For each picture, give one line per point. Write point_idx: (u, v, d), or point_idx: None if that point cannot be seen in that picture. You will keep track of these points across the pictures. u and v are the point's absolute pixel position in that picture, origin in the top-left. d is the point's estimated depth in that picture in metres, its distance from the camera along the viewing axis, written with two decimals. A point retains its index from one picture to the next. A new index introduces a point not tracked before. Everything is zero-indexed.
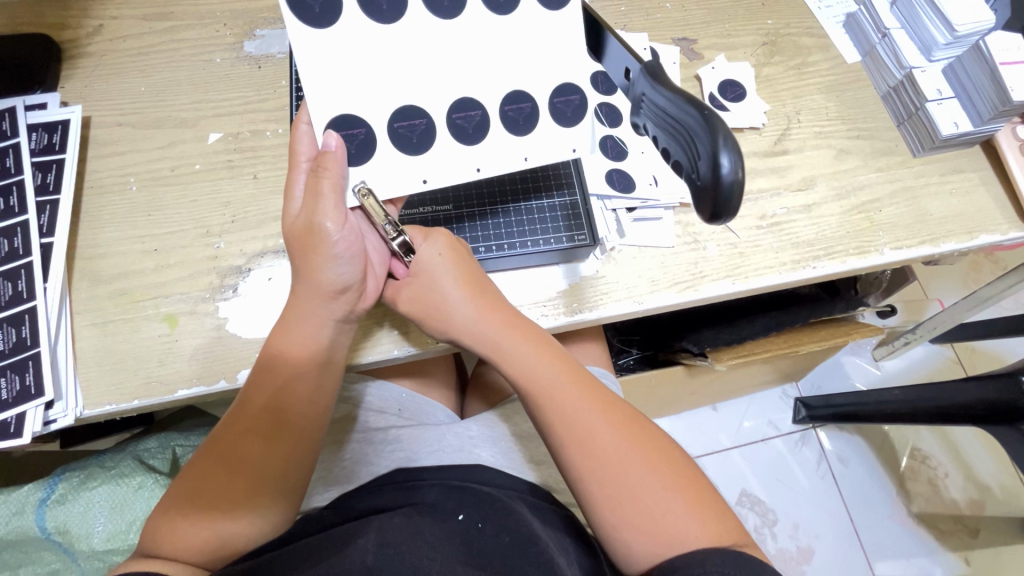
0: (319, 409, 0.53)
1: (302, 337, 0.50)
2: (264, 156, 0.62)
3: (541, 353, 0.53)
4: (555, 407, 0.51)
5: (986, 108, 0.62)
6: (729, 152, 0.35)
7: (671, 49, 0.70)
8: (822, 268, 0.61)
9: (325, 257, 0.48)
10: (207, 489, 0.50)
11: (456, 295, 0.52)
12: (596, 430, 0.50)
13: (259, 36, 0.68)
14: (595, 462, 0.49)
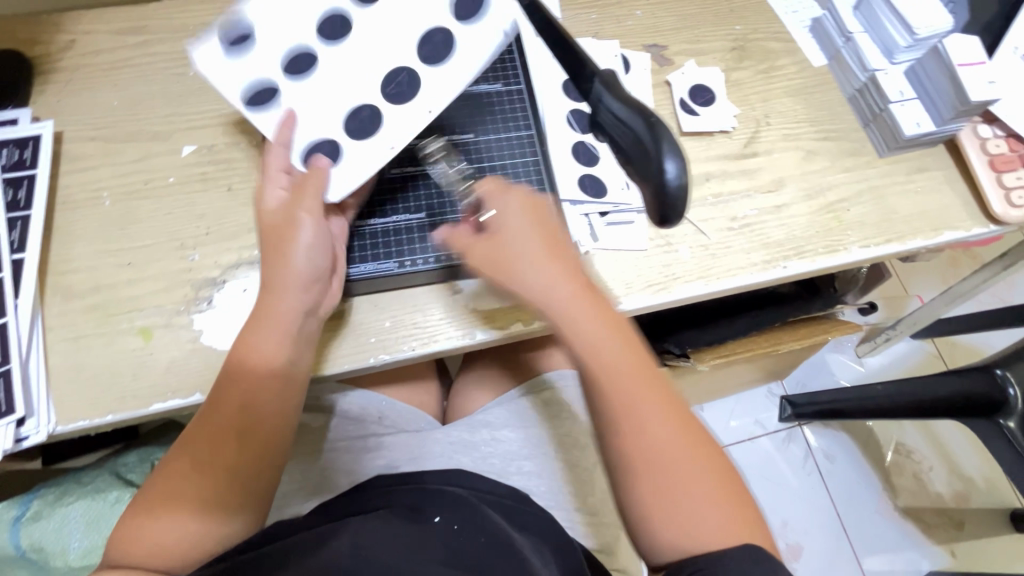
0: (286, 413, 0.53)
1: (269, 339, 0.51)
2: (238, 168, 0.62)
3: (598, 322, 0.50)
4: (606, 382, 0.49)
5: (946, 108, 0.64)
6: (675, 158, 0.40)
7: (641, 55, 0.71)
8: (793, 267, 0.62)
9: (300, 251, 0.51)
10: (175, 492, 0.49)
11: (534, 272, 0.49)
12: (646, 412, 0.49)
13: None
14: (637, 447, 0.48)
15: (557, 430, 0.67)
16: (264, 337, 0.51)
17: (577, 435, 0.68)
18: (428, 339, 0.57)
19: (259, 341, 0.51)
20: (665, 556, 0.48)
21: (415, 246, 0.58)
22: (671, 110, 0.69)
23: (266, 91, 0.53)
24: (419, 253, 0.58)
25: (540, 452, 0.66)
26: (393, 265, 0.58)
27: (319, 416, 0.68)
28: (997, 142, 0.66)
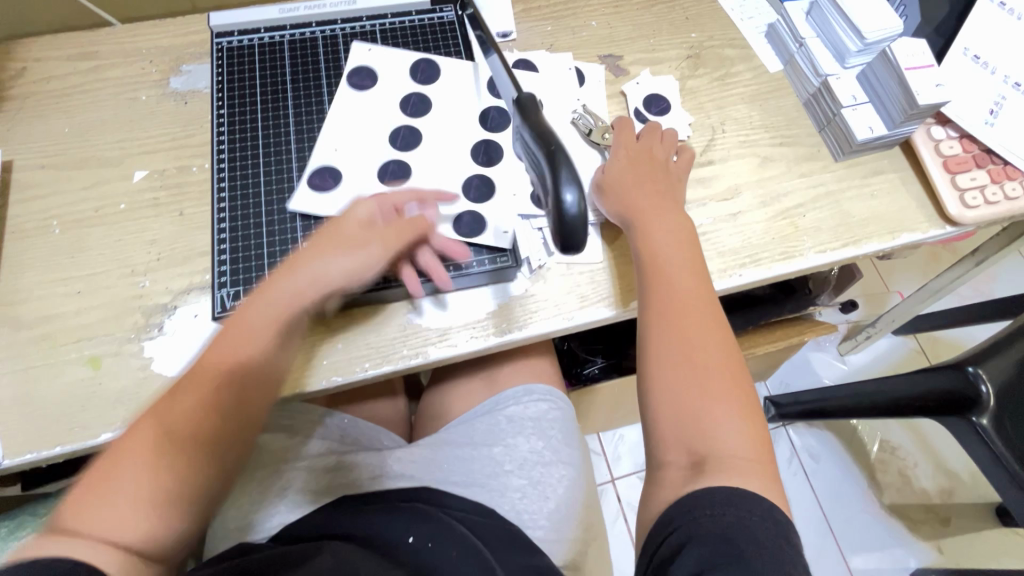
0: (253, 428, 0.52)
1: (263, 340, 0.51)
2: (190, 192, 0.62)
3: (672, 238, 0.57)
4: (664, 284, 0.55)
5: (896, 112, 0.64)
6: (571, 186, 0.41)
7: (596, 67, 0.71)
8: (748, 275, 0.62)
9: (364, 265, 0.53)
10: (120, 492, 0.44)
11: (649, 202, 0.58)
12: (697, 320, 0.53)
13: (185, 71, 0.68)
14: (678, 342, 0.52)
15: (521, 445, 0.66)
16: (258, 338, 0.51)
17: (543, 449, 0.66)
18: (379, 358, 0.56)
19: (255, 339, 0.51)
20: (674, 455, 0.50)
21: None
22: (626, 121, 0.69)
23: None
24: None
25: (503, 470, 0.64)
26: None
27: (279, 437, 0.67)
28: (950, 144, 0.67)
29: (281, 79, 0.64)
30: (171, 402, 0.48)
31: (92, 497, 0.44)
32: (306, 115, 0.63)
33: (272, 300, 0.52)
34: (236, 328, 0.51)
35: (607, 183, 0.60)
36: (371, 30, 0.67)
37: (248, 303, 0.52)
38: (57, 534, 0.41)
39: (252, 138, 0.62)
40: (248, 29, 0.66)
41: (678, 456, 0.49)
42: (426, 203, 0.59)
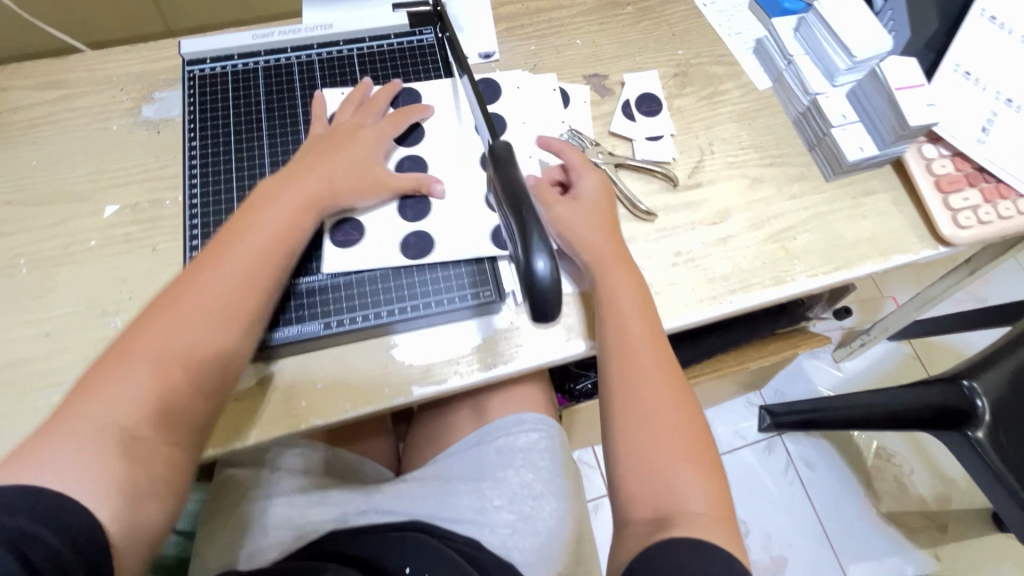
0: (249, 335, 0.50)
1: (258, 239, 0.51)
2: (163, 227, 0.60)
3: (632, 292, 0.56)
4: (620, 338, 0.54)
5: (887, 132, 0.63)
6: (545, 254, 0.37)
7: (581, 87, 0.69)
8: (739, 301, 0.61)
9: (355, 146, 0.57)
10: (108, 405, 0.43)
11: (604, 239, 0.57)
12: (653, 380, 0.54)
13: (158, 99, 0.66)
14: (631, 401, 0.53)
15: (511, 478, 0.65)
16: (250, 238, 0.51)
17: (534, 481, 0.65)
18: (361, 398, 0.54)
19: (249, 239, 0.51)
20: (638, 512, 0.50)
21: (342, 305, 0.56)
22: (612, 143, 0.67)
23: (413, 239, 0.58)
24: (346, 311, 0.55)
25: (492, 504, 0.63)
26: (318, 326, 0.55)
27: (261, 473, 0.64)
28: (942, 163, 0.65)
29: (255, 108, 0.62)
30: (173, 291, 0.48)
31: (76, 402, 0.43)
32: (281, 145, 0.61)
33: (262, 217, 0.52)
34: (224, 241, 0.51)
35: (578, 198, 0.59)
36: (348, 56, 0.65)
37: (237, 218, 0.52)
38: (41, 445, 0.41)
39: (224, 171, 0.59)
40: (221, 56, 0.64)
41: (641, 512, 0.50)
42: (408, 237, 0.58)
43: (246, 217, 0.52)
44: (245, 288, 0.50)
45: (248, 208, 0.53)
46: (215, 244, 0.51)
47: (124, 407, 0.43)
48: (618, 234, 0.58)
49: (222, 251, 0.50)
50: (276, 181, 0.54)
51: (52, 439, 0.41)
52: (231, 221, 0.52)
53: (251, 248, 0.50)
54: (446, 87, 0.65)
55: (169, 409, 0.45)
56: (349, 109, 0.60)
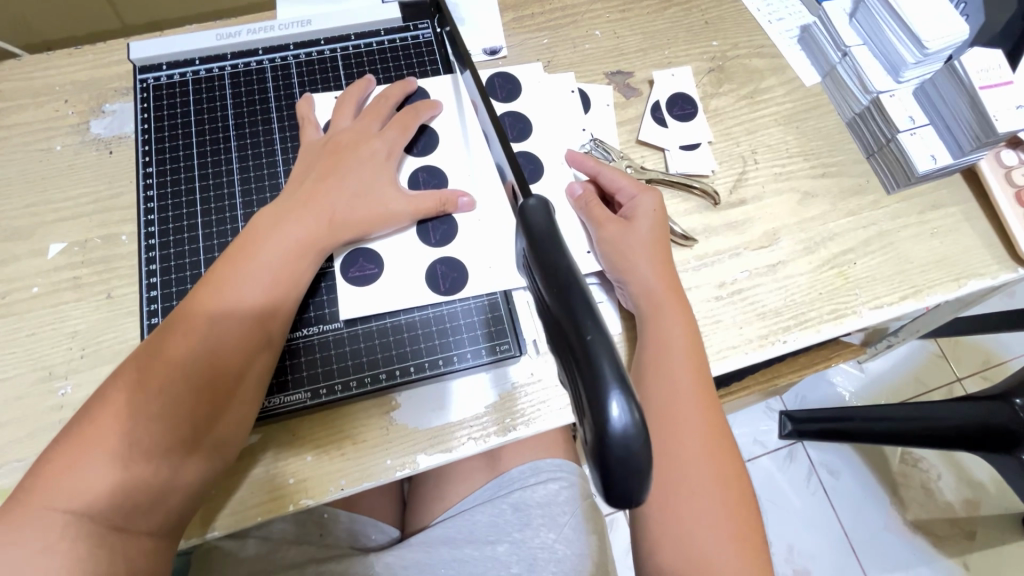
0: (244, 399, 0.42)
1: (253, 284, 0.43)
2: (119, 268, 0.50)
3: (682, 328, 0.47)
4: (663, 379, 0.45)
5: (966, 138, 0.54)
6: (622, 392, 0.24)
7: (603, 88, 0.60)
8: (794, 341, 0.53)
9: (356, 160, 0.48)
10: (76, 481, 0.37)
11: (654, 266, 0.48)
12: (697, 432, 0.44)
13: (109, 112, 0.56)
14: (670, 454, 0.43)
15: (530, 540, 0.57)
16: (244, 282, 0.43)
17: (555, 543, 0.57)
18: (357, 474, 0.46)
19: (244, 285, 0.42)
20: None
21: (333, 368, 0.47)
22: (641, 154, 0.58)
23: (439, 269, 0.49)
24: (337, 376, 0.47)
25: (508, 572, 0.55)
26: (304, 395, 0.46)
27: (245, 545, 0.57)
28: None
29: (222, 124, 0.52)
30: (157, 343, 0.41)
31: (52, 469, 0.37)
32: (254, 169, 0.51)
33: (258, 254, 0.44)
34: (215, 284, 0.42)
35: (630, 219, 0.49)
36: (331, 57, 0.55)
37: (231, 253, 0.44)
38: (9, 522, 0.36)
39: (186, 201, 0.50)
40: (180, 61, 0.54)
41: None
42: (406, 280, 0.48)
43: (241, 253, 0.44)
44: (241, 345, 0.42)
45: (245, 239, 0.45)
46: (206, 286, 0.43)
47: (95, 491, 0.37)
48: (666, 258, 0.49)
49: (214, 297, 0.42)
50: (275, 209, 0.46)
51: (17, 527, 0.35)
52: (224, 258, 0.44)
53: (247, 297, 0.42)
54: (447, 93, 0.54)
55: (151, 492, 0.38)
56: (348, 115, 0.51)
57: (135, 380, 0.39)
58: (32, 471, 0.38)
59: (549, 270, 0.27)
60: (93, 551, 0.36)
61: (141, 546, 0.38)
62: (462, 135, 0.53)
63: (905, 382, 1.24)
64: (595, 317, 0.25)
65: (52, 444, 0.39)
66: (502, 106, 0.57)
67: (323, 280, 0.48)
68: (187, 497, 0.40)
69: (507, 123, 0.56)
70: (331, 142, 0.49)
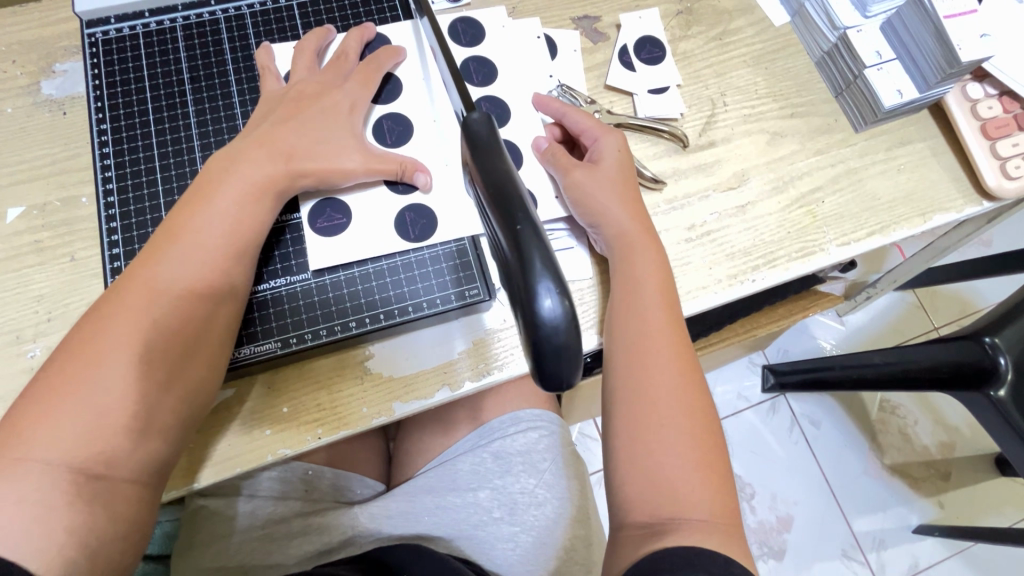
0: (214, 347, 0.42)
1: (212, 230, 0.42)
2: (81, 231, 0.50)
3: (653, 266, 0.47)
4: (631, 315, 0.46)
5: (931, 71, 0.54)
6: (551, 287, 0.29)
7: (570, 34, 0.59)
8: (763, 279, 0.53)
9: (317, 109, 0.47)
10: (54, 427, 0.37)
11: (624, 206, 0.48)
12: (666, 366, 0.45)
13: (60, 72, 0.54)
14: (637, 386, 0.44)
15: (510, 486, 0.58)
16: (203, 227, 0.42)
17: (536, 488, 0.59)
18: (333, 423, 0.46)
19: (203, 231, 0.42)
20: (635, 514, 0.42)
21: (301, 318, 0.47)
22: (609, 99, 0.58)
23: (409, 217, 0.49)
24: (307, 325, 0.47)
25: (491, 518, 0.57)
26: (274, 345, 0.46)
27: (235, 503, 0.57)
28: (989, 104, 0.57)
29: (177, 78, 0.51)
30: (117, 293, 0.41)
31: (27, 417, 0.38)
32: (212, 123, 0.50)
33: (216, 199, 0.43)
34: (173, 231, 0.42)
35: (597, 160, 0.49)
36: (286, 6, 0.54)
37: (187, 203, 0.44)
38: None
39: (144, 158, 0.49)
40: (129, 14, 0.52)
41: (634, 518, 0.42)
42: (374, 228, 0.48)
43: (198, 199, 0.43)
44: (207, 293, 0.42)
45: (201, 186, 0.44)
46: (164, 234, 0.42)
47: (71, 439, 0.37)
48: (634, 196, 0.49)
49: (174, 243, 0.42)
50: (230, 154, 0.45)
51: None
52: (180, 207, 0.44)
53: (207, 242, 0.42)
54: (408, 39, 0.53)
55: (127, 440, 0.39)
56: (307, 66, 0.50)
57: (102, 328, 0.40)
58: (7, 419, 0.38)
59: (492, 185, 0.32)
60: (73, 502, 0.37)
61: (121, 495, 0.39)
62: (425, 82, 0.52)
63: (883, 332, 1.26)
64: (524, 214, 0.30)
65: (25, 394, 0.39)
66: (466, 51, 0.55)
67: (285, 232, 0.48)
68: (164, 445, 0.41)
69: (471, 67, 0.55)
70: (291, 92, 0.48)
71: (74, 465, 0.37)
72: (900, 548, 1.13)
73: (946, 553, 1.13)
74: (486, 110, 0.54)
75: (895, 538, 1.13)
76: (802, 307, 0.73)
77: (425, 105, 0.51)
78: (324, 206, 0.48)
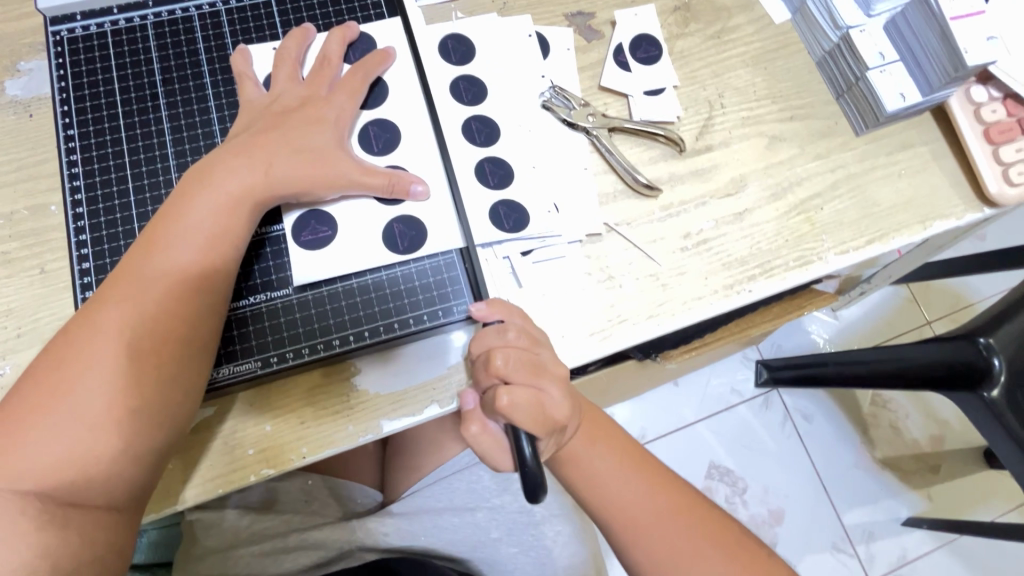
0: (192, 367, 0.41)
1: (187, 248, 0.41)
2: (51, 240, 0.47)
3: (588, 439, 0.49)
4: (600, 495, 0.48)
5: (936, 74, 0.52)
6: (528, 438, 0.41)
7: (562, 31, 0.56)
8: (759, 289, 0.52)
9: (297, 121, 0.45)
10: (24, 454, 0.36)
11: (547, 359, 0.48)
12: (644, 506, 0.47)
13: (25, 71, 0.51)
14: (640, 540, 0.47)
15: (508, 504, 0.59)
16: (179, 244, 0.41)
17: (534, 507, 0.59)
18: (318, 441, 0.45)
19: (180, 248, 0.41)
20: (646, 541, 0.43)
21: (283, 336, 0.45)
22: (604, 101, 0.56)
23: (397, 228, 0.47)
24: (288, 343, 0.45)
25: (489, 537, 0.58)
26: (255, 364, 0.45)
27: (225, 513, 0.57)
28: (992, 107, 0.55)
29: (149, 81, 0.48)
30: (90, 314, 0.39)
31: None
32: (188, 130, 0.48)
33: (189, 216, 0.41)
34: (146, 248, 0.41)
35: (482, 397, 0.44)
36: (264, 2, 0.51)
37: (162, 215, 0.42)
38: None
39: (115, 165, 0.47)
40: (96, 10, 0.49)
41: None
42: (359, 241, 0.46)
43: (173, 214, 0.41)
44: (183, 313, 0.40)
45: (173, 200, 0.42)
46: (136, 252, 0.41)
47: (39, 467, 0.36)
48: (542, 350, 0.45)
49: (147, 262, 0.40)
50: (205, 164, 0.43)
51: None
52: (153, 222, 0.42)
53: (183, 259, 0.41)
54: (395, 40, 0.51)
55: (100, 466, 0.37)
56: (289, 74, 0.47)
57: (73, 350, 0.38)
58: None
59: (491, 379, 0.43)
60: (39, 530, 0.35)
61: (96, 521, 0.37)
62: (411, 86, 0.50)
63: (876, 328, 1.25)
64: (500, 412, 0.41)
65: None
66: (454, 70, 0.52)
67: (265, 245, 0.46)
68: (141, 470, 0.39)
69: (461, 86, 0.51)
70: (275, 104, 0.46)
71: (40, 491, 0.36)
72: (889, 540, 1.14)
73: (933, 545, 1.14)
74: (474, 130, 0.50)
75: (884, 531, 1.14)
76: (797, 308, 0.72)
77: (410, 111, 0.49)
78: (307, 223, 0.46)
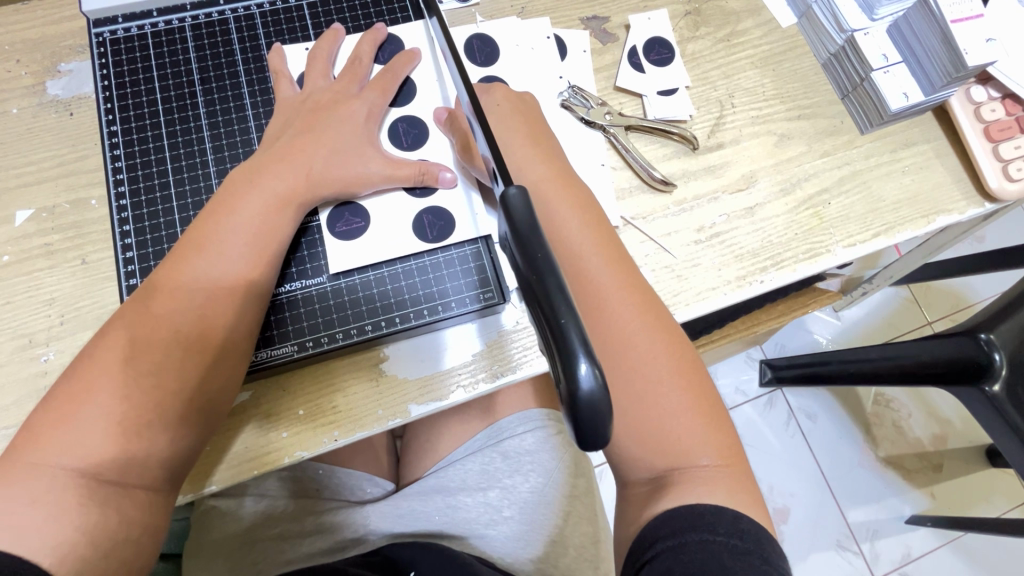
0: (236, 354, 0.43)
1: (234, 241, 0.43)
2: (92, 234, 0.49)
3: (587, 236, 0.46)
4: (587, 292, 0.45)
5: (937, 75, 0.55)
6: (589, 355, 0.24)
7: (579, 33, 0.58)
8: (770, 281, 0.54)
9: (331, 118, 0.47)
10: (75, 433, 0.37)
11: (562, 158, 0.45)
12: (627, 313, 0.45)
13: (65, 72, 0.53)
14: (613, 340, 0.44)
15: (519, 485, 0.60)
16: (226, 238, 0.43)
17: (545, 487, 0.60)
18: (350, 425, 0.47)
19: (226, 240, 0.43)
20: (637, 468, 0.44)
21: (318, 322, 0.47)
22: (619, 100, 0.58)
23: (426, 218, 0.49)
24: (322, 329, 0.47)
25: (500, 516, 0.58)
26: (291, 348, 0.47)
27: (244, 503, 0.59)
28: (992, 107, 0.57)
29: (187, 80, 0.51)
30: (145, 301, 0.41)
31: (49, 423, 0.38)
32: (224, 125, 0.50)
33: (239, 207, 0.43)
34: (194, 241, 0.43)
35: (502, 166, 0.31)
36: (297, 6, 0.53)
37: (210, 211, 0.44)
38: (8, 478, 0.36)
39: (156, 160, 0.49)
40: (137, 14, 0.52)
41: (640, 476, 0.44)
42: (392, 233, 0.49)
43: (222, 208, 0.44)
44: (228, 302, 0.42)
45: (222, 198, 0.44)
46: (185, 244, 0.43)
47: (85, 446, 0.37)
48: (571, 181, 0.48)
49: (197, 252, 0.42)
50: (250, 166, 0.45)
51: (6, 484, 0.36)
52: (203, 215, 0.44)
53: (230, 252, 0.43)
54: (420, 41, 0.53)
55: (141, 445, 0.38)
56: (321, 72, 0.50)
57: (125, 336, 0.40)
58: (29, 423, 0.38)
59: (526, 254, 0.26)
60: (84, 506, 0.36)
61: (133, 499, 0.38)
62: (437, 84, 0.52)
63: (878, 327, 1.27)
64: (544, 241, 0.27)
65: (44, 398, 0.39)
66: (481, 71, 0.55)
67: (302, 236, 0.48)
68: (177, 449, 0.40)
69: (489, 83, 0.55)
70: (309, 100, 0.48)
71: (87, 470, 0.37)
72: (893, 538, 1.15)
73: (937, 543, 1.15)
74: None
75: (888, 528, 1.15)
76: (802, 304, 0.74)
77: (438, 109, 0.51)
78: (339, 221, 0.48)
